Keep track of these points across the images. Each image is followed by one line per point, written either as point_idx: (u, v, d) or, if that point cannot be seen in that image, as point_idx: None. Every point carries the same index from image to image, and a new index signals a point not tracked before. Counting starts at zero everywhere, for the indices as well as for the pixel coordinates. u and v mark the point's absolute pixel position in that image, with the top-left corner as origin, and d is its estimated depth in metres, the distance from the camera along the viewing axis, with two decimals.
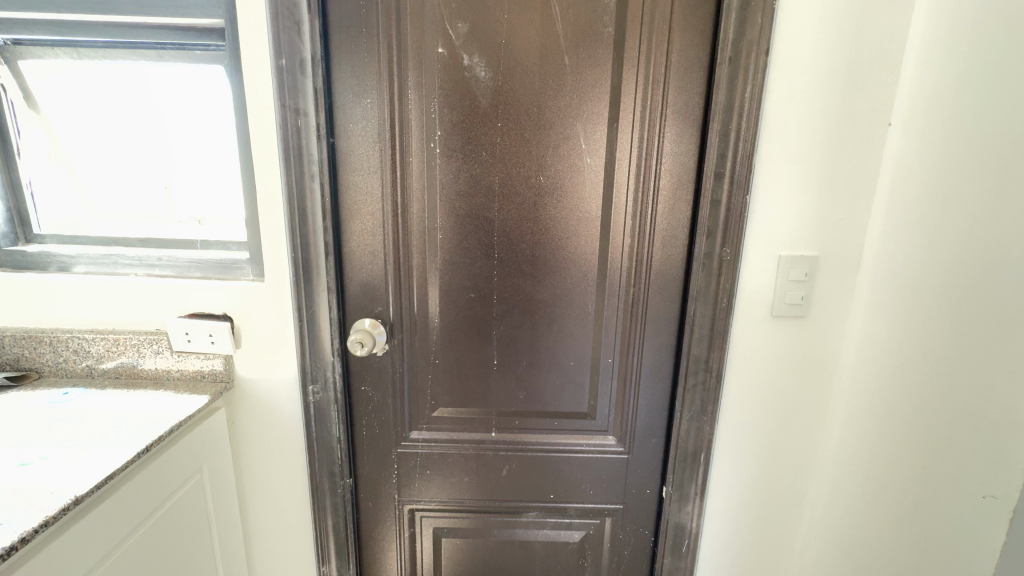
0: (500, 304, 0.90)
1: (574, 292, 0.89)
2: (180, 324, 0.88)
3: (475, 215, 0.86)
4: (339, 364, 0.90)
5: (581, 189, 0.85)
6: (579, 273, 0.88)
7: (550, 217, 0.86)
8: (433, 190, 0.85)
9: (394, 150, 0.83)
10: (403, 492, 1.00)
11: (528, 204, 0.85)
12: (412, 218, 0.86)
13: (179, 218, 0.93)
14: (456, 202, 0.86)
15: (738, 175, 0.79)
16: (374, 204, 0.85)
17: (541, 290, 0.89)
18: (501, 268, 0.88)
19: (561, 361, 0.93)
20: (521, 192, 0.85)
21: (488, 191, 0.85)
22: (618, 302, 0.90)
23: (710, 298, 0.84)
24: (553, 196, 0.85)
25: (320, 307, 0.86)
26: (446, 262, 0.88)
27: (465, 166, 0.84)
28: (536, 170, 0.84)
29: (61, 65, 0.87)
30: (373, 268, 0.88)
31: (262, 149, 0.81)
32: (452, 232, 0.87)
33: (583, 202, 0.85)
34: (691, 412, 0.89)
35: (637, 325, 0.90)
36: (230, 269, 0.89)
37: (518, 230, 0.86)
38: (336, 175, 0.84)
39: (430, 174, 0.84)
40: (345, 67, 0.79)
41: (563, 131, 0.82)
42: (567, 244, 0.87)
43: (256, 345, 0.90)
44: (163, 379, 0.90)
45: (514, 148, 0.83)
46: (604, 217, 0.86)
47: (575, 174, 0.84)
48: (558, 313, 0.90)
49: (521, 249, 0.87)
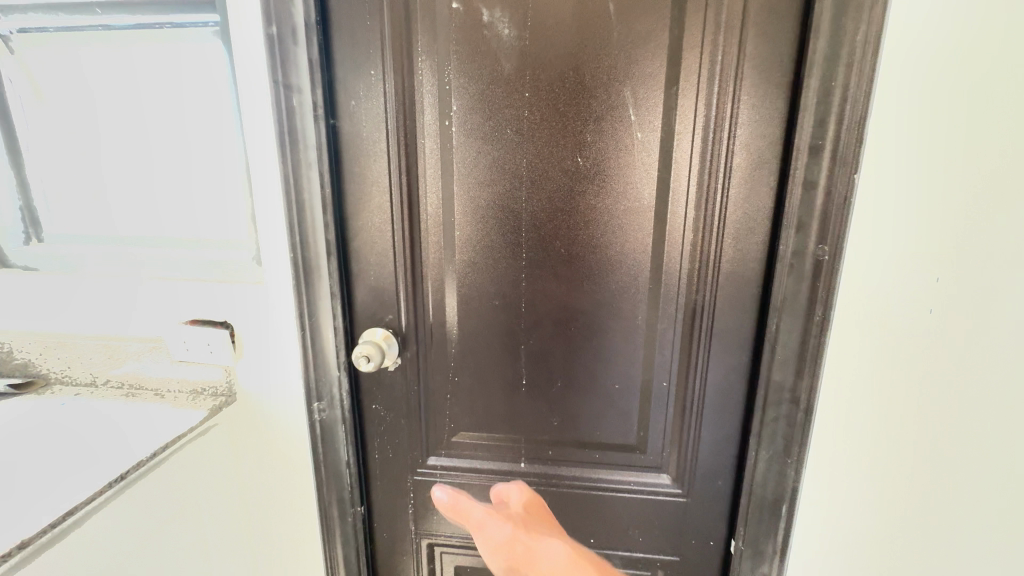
0: (529, 313, 0.75)
1: (620, 300, 0.73)
2: (179, 331, 0.81)
3: (497, 213, 0.72)
4: (345, 380, 0.80)
5: (624, 174, 0.68)
6: (626, 275, 0.72)
7: (584, 209, 0.70)
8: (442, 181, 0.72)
9: (397, 134, 0.70)
10: (421, 525, 0.88)
11: (558, 193, 0.70)
12: (422, 214, 0.74)
13: (178, 218, 0.84)
14: (478, 194, 0.72)
15: (844, 148, 0.59)
16: (380, 199, 0.73)
17: (579, 297, 0.73)
18: (528, 270, 0.73)
19: (603, 383, 0.76)
20: (550, 180, 0.70)
21: (512, 182, 0.70)
22: (676, 313, 0.72)
23: (799, 310, 0.65)
24: (589, 184, 0.69)
25: (323, 315, 0.75)
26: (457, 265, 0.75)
27: (483, 151, 0.70)
28: (564, 154, 0.68)
29: (60, 52, 0.81)
30: (383, 271, 0.76)
31: (255, 134, 0.70)
32: (472, 231, 0.73)
33: (629, 189, 0.69)
34: (770, 453, 0.71)
35: (696, 342, 0.73)
36: (231, 271, 0.80)
37: (551, 225, 0.71)
38: (338, 163, 0.72)
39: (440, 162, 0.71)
40: (345, 33, 0.68)
41: (603, 101, 0.66)
42: (610, 240, 0.71)
43: (256, 356, 0.81)
44: (163, 390, 0.84)
45: (543, 126, 0.68)
46: (657, 208, 0.69)
47: (617, 154, 0.67)
48: (600, 326, 0.74)
49: (554, 247, 0.72)
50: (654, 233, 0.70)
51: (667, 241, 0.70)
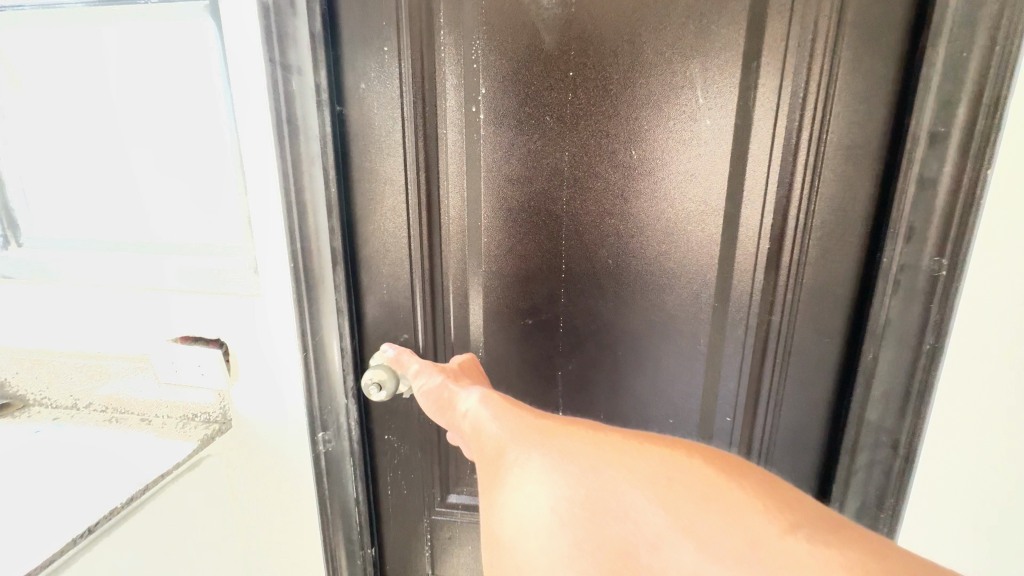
0: (568, 333, 0.64)
1: (679, 320, 0.61)
2: (168, 350, 0.71)
3: (532, 216, 0.61)
4: (354, 407, 0.70)
5: (688, 168, 0.56)
6: (687, 291, 0.60)
7: (637, 211, 0.59)
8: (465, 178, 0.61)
9: (413, 122, 0.59)
10: (439, 568, 0.78)
11: (605, 192, 0.59)
12: (443, 216, 0.63)
13: (161, 220, 0.72)
14: (509, 193, 0.61)
15: (979, 136, 0.46)
16: (393, 199, 0.62)
17: (628, 316, 0.62)
18: (568, 282, 0.63)
19: (656, 417, 0.65)
20: (596, 176, 0.59)
21: (550, 179, 0.60)
22: (746, 338, 0.59)
23: (907, 338, 0.52)
24: (643, 181, 0.58)
25: (329, 334, 0.65)
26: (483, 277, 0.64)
27: (516, 143, 0.59)
28: (614, 145, 0.57)
29: (21, 29, 0.68)
30: (398, 283, 0.66)
31: (250, 124, 0.60)
32: (503, 236, 0.62)
33: (692, 188, 0.57)
34: (858, 506, 0.59)
35: (767, 372, 0.60)
36: (224, 280, 0.68)
37: (596, 230, 0.60)
38: (344, 156, 0.62)
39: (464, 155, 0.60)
40: (354, 3, 0.57)
41: (664, 79, 0.54)
42: (666, 249, 0.59)
43: (252, 379, 0.71)
44: (150, 415, 0.74)
45: (588, 112, 0.57)
46: (727, 210, 0.56)
47: (680, 144, 0.55)
48: (653, 350, 0.62)
49: (599, 257, 0.61)
50: (720, 242, 0.57)
51: (737, 251, 0.57)
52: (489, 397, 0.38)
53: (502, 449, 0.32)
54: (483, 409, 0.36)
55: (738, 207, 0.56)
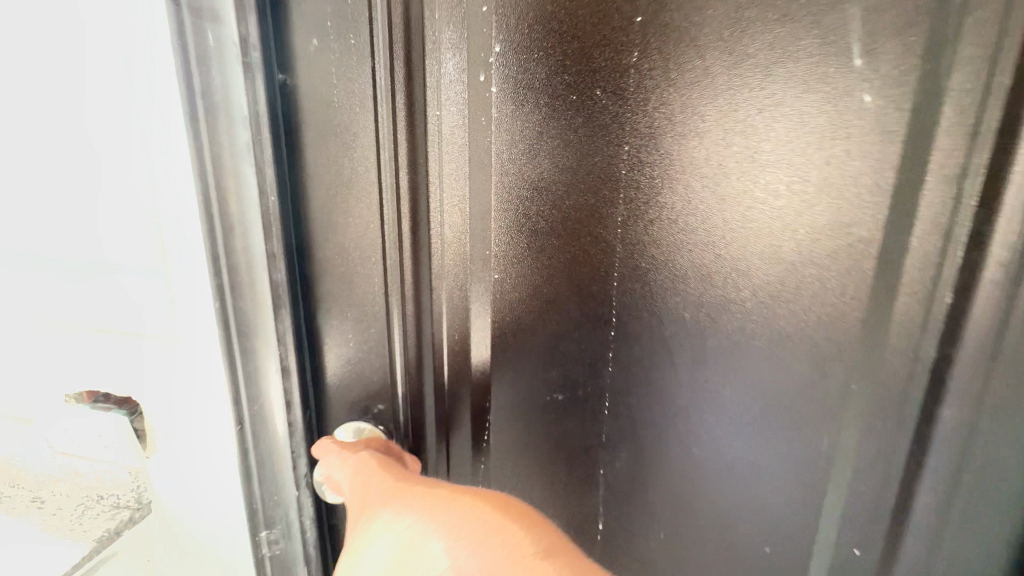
0: (617, 407, 0.46)
1: (793, 406, 0.40)
2: (63, 408, 0.53)
3: (566, 236, 0.43)
4: (308, 503, 0.50)
5: (825, 173, 0.35)
6: (810, 364, 0.39)
7: (728, 236, 0.39)
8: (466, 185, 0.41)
9: (388, 97, 0.39)
10: None
11: (679, 204, 0.40)
12: (431, 242, 0.43)
13: (24, 230, 0.49)
14: (534, 205, 0.42)
15: None
16: (359, 214, 0.42)
17: (710, 392, 0.42)
18: (614, 330, 0.44)
19: (738, 532, 0.45)
20: (668, 179, 0.39)
21: (596, 183, 0.41)
22: (892, 444, 0.38)
23: None
24: (744, 191, 0.38)
25: (272, 399, 0.46)
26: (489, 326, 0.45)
27: (548, 130, 0.40)
28: (700, 135, 0.38)
29: None
30: (368, 333, 0.45)
31: (155, 98, 0.41)
32: (522, 268, 0.44)
33: (818, 207, 0.36)
34: None
35: (928, 504, 0.38)
36: (128, 316, 0.49)
37: (666, 266, 0.42)
38: (293, 147, 0.41)
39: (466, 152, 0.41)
40: None
41: (796, 29, 0.33)
42: (763, 299, 0.39)
43: (172, 451, 0.52)
44: (45, 495, 0.53)
45: (662, 82, 0.37)
46: (883, 242, 0.35)
47: (812, 135, 0.35)
48: (746, 443, 0.42)
49: (670, 304, 0.42)
50: (861, 293, 0.36)
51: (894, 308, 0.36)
52: (368, 465, 0.42)
53: (364, 505, 0.38)
54: (360, 474, 0.41)
55: (905, 240, 0.34)
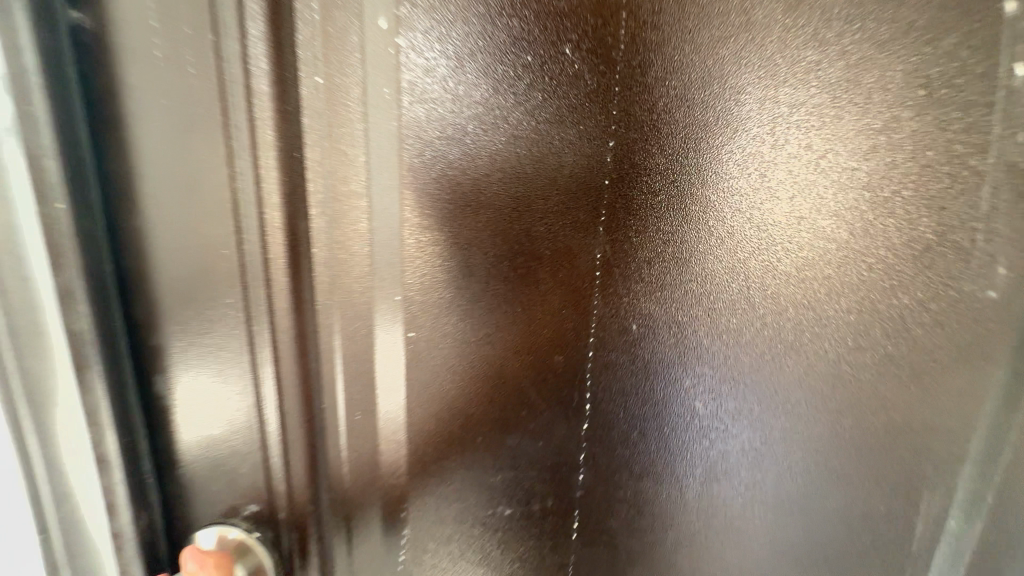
0: (597, 506, 0.33)
1: (844, 493, 0.29)
2: None
3: (521, 279, 0.29)
4: None
5: (898, 204, 0.25)
6: (871, 438, 0.28)
7: (774, 286, 0.27)
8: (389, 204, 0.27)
9: (250, 58, 0.25)
10: None
11: (690, 235, 0.28)
12: (316, 275, 0.27)
13: None
14: (478, 214, 0.28)
15: None
16: (210, 238, 0.28)
17: (729, 482, 0.30)
18: (590, 417, 0.31)
19: None
20: (673, 201, 0.27)
21: (569, 201, 0.28)
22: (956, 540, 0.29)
23: None
24: (800, 217, 0.26)
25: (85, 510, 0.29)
26: (414, 416, 0.30)
27: (503, 121, 0.27)
28: (729, 132, 0.26)
29: None
30: (235, 399, 0.31)
31: None
32: (457, 313, 0.29)
33: (882, 253, 0.26)
34: None
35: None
36: None
37: (674, 308, 0.28)
38: (104, 128, 0.27)
39: (388, 153, 0.26)
40: None
41: None
42: (813, 377, 0.28)
43: None
44: None
45: (676, 57, 0.25)
46: (953, 306, 0.25)
47: (892, 148, 0.25)
48: (777, 541, 0.31)
49: (675, 365, 0.29)
50: (930, 373, 0.26)
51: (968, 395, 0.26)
52: None
53: None
54: None
55: (980, 306, 0.25)
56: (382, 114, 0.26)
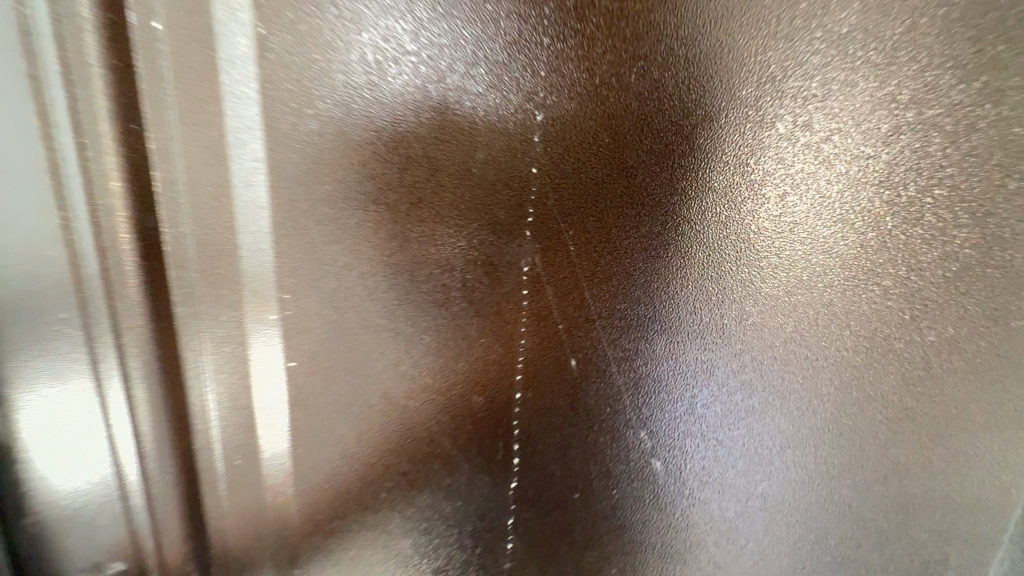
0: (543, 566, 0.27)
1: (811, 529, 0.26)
2: None
3: (431, 303, 0.23)
4: None
5: (895, 213, 0.21)
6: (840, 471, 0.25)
7: (752, 313, 0.23)
8: (260, 201, 0.21)
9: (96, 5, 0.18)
10: None
11: (640, 247, 0.22)
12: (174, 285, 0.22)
13: None
14: (382, 211, 0.21)
15: None
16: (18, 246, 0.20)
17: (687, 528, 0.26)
18: (518, 471, 0.26)
19: None
20: (618, 206, 0.22)
21: (487, 202, 0.22)
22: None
23: None
24: (785, 220, 0.22)
25: None
26: (305, 463, 0.24)
27: (407, 92, 0.20)
28: (691, 114, 0.20)
29: None
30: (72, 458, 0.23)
31: None
32: (366, 335, 0.23)
33: (869, 275, 0.22)
34: None
35: None
36: None
37: (626, 334, 0.23)
38: None
39: (256, 138, 0.20)
40: None
41: None
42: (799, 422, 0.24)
43: None
44: None
45: (643, 24, 0.20)
46: (939, 336, 0.22)
47: (897, 146, 0.20)
48: None
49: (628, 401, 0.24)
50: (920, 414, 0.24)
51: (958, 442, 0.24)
52: None
53: None
54: None
55: (967, 337, 0.22)
56: (247, 81, 0.19)
